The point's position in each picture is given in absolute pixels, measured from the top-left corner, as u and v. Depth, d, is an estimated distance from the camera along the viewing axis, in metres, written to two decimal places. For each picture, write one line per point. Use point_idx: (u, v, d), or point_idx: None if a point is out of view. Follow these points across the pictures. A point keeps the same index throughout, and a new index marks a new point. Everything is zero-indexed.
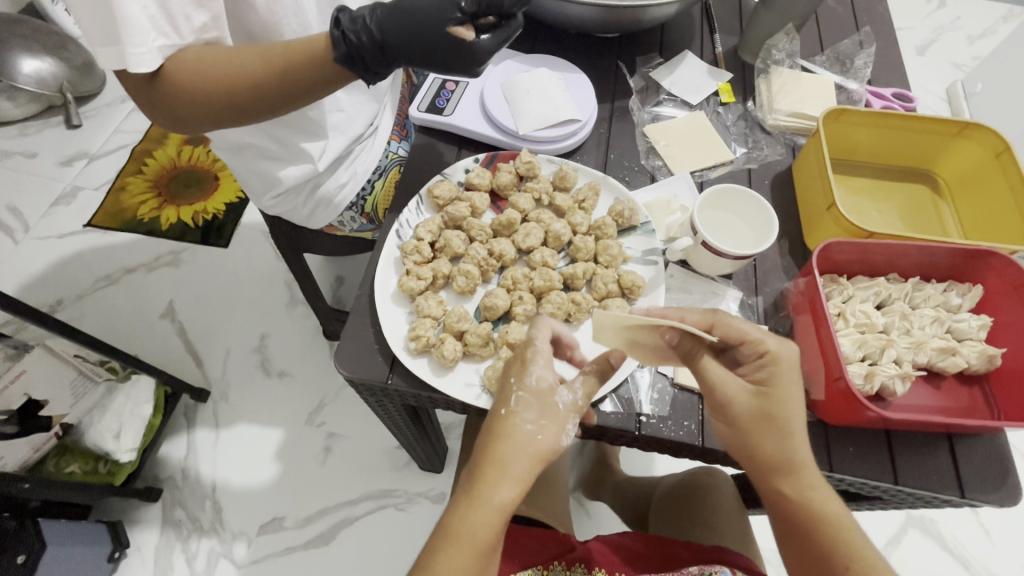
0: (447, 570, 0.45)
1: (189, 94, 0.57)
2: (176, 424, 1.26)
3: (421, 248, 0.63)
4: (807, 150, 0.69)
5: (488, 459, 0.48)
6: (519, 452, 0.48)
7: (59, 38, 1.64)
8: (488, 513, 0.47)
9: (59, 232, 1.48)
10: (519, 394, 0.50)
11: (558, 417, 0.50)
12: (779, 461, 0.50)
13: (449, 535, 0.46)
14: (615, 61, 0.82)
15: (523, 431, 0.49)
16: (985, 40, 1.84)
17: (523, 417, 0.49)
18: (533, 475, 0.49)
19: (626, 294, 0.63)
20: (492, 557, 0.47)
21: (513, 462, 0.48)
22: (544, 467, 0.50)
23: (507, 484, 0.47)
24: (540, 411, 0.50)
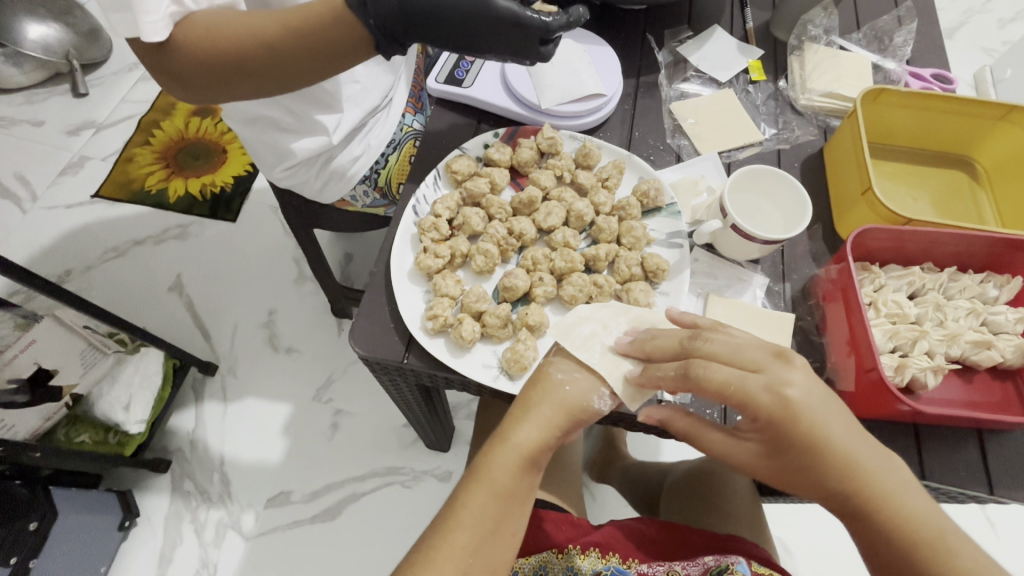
0: (468, 508, 0.47)
1: (205, 63, 0.54)
2: (184, 397, 1.26)
3: (439, 225, 0.61)
4: (843, 131, 0.66)
5: (519, 403, 0.50)
6: (550, 401, 0.50)
7: (65, 3, 1.61)
8: (507, 454, 0.48)
9: (66, 202, 1.47)
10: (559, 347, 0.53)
11: (592, 374, 0.51)
12: (842, 500, 0.44)
13: (472, 475, 0.49)
14: (641, 34, 0.79)
15: (555, 379, 0.51)
16: (1016, 23, 1.77)
17: (556, 365, 0.51)
18: (557, 423, 0.49)
19: (650, 278, 0.61)
20: (512, 505, 0.49)
21: (537, 406, 0.49)
22: (570, 419, 0.50)
23: (528, 426, 0.49)
24: (575, 364, 0.51)
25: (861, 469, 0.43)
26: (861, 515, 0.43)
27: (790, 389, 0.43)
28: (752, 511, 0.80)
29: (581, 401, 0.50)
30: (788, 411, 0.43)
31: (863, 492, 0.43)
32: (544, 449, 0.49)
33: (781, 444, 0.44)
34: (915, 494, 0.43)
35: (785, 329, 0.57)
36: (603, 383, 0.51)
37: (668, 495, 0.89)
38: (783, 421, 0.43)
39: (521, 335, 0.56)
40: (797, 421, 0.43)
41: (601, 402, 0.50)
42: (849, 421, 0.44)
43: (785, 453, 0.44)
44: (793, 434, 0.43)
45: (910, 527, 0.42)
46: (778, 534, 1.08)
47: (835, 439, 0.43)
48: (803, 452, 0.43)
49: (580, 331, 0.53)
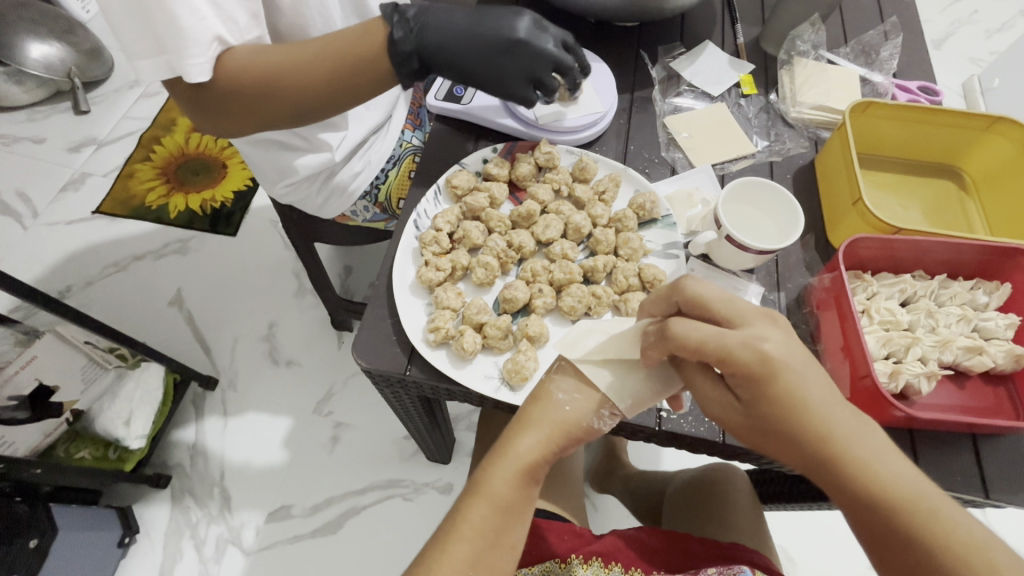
0: (467, 521, 0.48)
1: (245, 95, 0.57)
2: (185, 413, 1.26)
3: (440, 238, 0.63)
4: (833, 142, 0.68)
5: (517, 420, 0.51)
6: (545, 415, 0.51)
7: (67, 23, 1.64)
8: (508, 468, 0.49)
9: (67, 219, 1.48)
10: (563, 362, 0.53)
11: (593, 396, 0.51)
12: (819, 464, 0.43)
13: (473, 489, 0.49)
14: (635, 50, 0.81)
15: (555, 399, 0.51)
16: (1003, 34, 1.81)
17: (557, 384, 0.52)
18: (558, 441, 0.50)
19: (647, 288, 0.62)
20: (512, 518, 0.49)
21: (538, 423, 0.50)
22: (570, 437, 0.51)
23: (528, 442, 0.49)
24: (576, 384, 0.52)
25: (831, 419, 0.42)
26: (833, 480, 0.42)
27: (767, 341, 0.43)
28: (752, 517, 0.81)
29: (580, 420, 0.50)
30: (764, 368, 0.42)
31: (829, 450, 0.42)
32: (542, 462, 0.50)
33: (755, 400, 0.44)
34: (892, 459, 0.42)
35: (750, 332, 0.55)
36: (603, 405, 0.51)
37: (670, 504, 0.89)
38: (761, 378, 0.42)
39: (522, 345, 0.57)
40: (772, 382, 0.42)
41: (601, 421, 0.51)
42: (828, 388, 0.44)
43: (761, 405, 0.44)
44: (765, 393, 0.43)
45: (885, 486, 0.41)
46: (781, 543, 1.08)
47: (805, 401, 0.42)
48: (772, 409, 0.43)
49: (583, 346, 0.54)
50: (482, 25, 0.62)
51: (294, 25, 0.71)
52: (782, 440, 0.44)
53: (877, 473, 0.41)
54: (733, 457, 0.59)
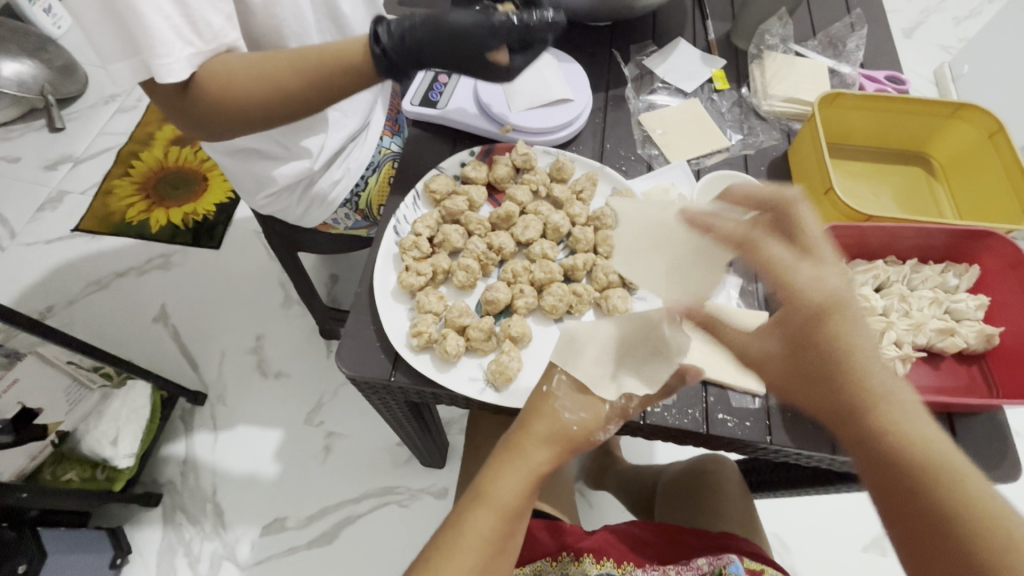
0: (472, 530, 0.47)
1: (228, 112, 0.59)
2: (174, 429, 1.25)
3: (420, 243, 0.63)
4: (803, 133, 0.69)
5: (522, 432, 0.50)
6: (551, 431, 0.50)
7: (38, 39, 1.62)
8: (519, 477, 0.49)
9: (45, 238, 1.46)
10: (563, 377, 0.52)
11: (598, 412, 0.51)
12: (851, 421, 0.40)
13: (478, 497, 0.48)
14: (608, 50, 0.81)
15: (562, 417, 0.51)
16: (971, 21, 1.85)
17: (562, 403, 0.51)
18: (564, 453, 0.51)
19: (626, 285, 0.63)
20: (516, 524, 0.49)
21: (546, 437, 0.50)
22: (572, 450, 0.51)
23: (537, 454, 0.50)
24: (582, 402, 0.51)
25: (871, 365, 0.40)
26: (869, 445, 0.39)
27: (829, 281, 0.41)
28: (743, 505, 0.82)
29: (586, 437, 0.51)
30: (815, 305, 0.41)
31: (855, 400, 0.39)
32: (550, 475, 0.50)
33: (797, 339, 0.42)
34: (926, 422, 0.38)
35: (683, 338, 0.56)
36: (608, 420, 0.52)
37: (662, 497, 0.90)
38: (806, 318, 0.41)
39: (505, 346, 0.58)
40: (820, 325, 0.41)
41: (603, 433, 0.52)
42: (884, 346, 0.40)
43: (800, 345, 0.42)
44: (814, 336, 0.41)
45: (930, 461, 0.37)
46: (775, 531, 1.10)
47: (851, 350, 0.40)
48: (817, 351, 0.41)
49: (580, 349, 0.53)
50: (465, 36, 0.60)
51: (267, 28, 0.71)
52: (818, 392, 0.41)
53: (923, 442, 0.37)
54: (719, 448, 0.60)
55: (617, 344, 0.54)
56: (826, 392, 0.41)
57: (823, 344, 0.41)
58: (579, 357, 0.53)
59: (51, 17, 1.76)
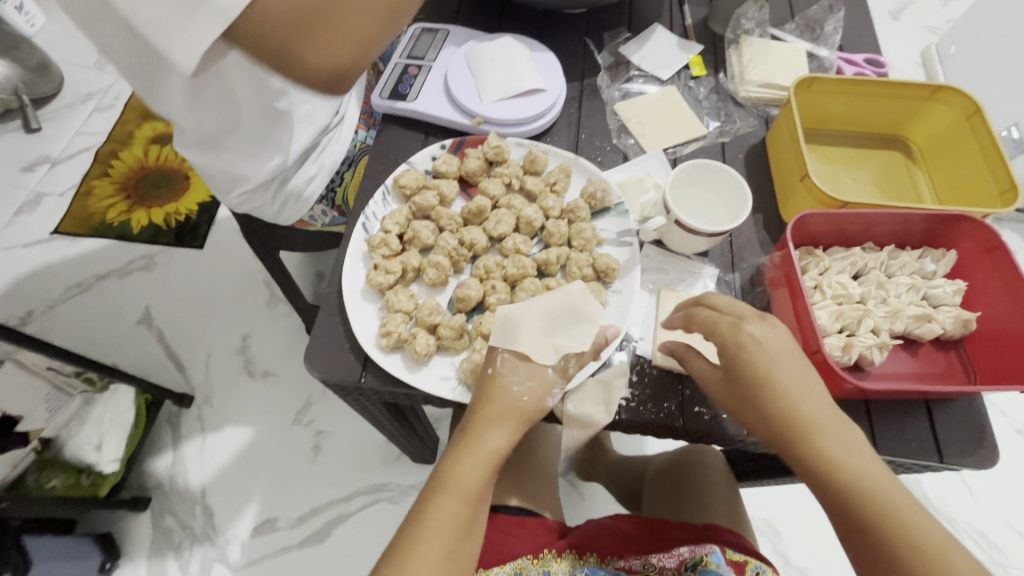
0: (435, 519, 0.48)
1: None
2: (161, 432, 1.23)
3: (389, 240, 0.61)
4: (780, 120, 0.68)
5: (475, 415, 0.52)
6: (502, 411, 0.52)
7: (10, 38, 1.58)
8: (476, 462, 0.50)
9: (24, 242, 1.43)
10: (506, 355, 0.54)
11: (544, 379, 0.54)
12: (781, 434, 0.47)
13: (439, 486, 0.50)
14: (582, 38, 0.80)
15: (510, 392, 0.53)
16: (957, 1, 1.84)
17: (508, 379, 0.53)
18: (520, 428, 0.53)
19: (602, 278, 0.62)
20: (479, 508, 0.51)
21: (501, 416, 0.52)
22: (528, 424, 0.53)
23: (497, 435, 0.51)
24: (527, 372, 0.53)
25: (799, 401, 0.47)
26: (801, 450, 0.46)
27: (751, 326, 0.49)
28: (728, 498, 0.81)
29: (536, 406, 0.53)
30: (739, 345, 0.49)
31: (797, 432, 0.46)
32: (507, 454, 0.52)
33: (738, 380, 0.49)
34: (859, 454, 0.45)
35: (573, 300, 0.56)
36: (553, 384, 0.54)
37: (654, 485, 0.90)
38: (732, 353, 0.49)
39: (477, 344, 0.57)
40: (747, 358, 0.49)
41: (552, 400, 0.54)
42: (799, 368, 0.48)
43: (740, 387, 0.49)
44: (748, 369, 0.48)
45: (840, 454, 0.45)
46: (765, 517, 1.10)
47: (781, 386, 0.47)
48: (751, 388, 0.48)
49: (518, 326, 0.54)
50: None
51: None
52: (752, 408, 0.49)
53: (832, 448, 0.45)
54: (696, 441, 0.59)
55: (548, 316, 0.55)
56: (769, 419, 0.47)
57: (760, 379, 0.48)
58: (517, 334, 0.54)
59: (24, 15, 1.72)
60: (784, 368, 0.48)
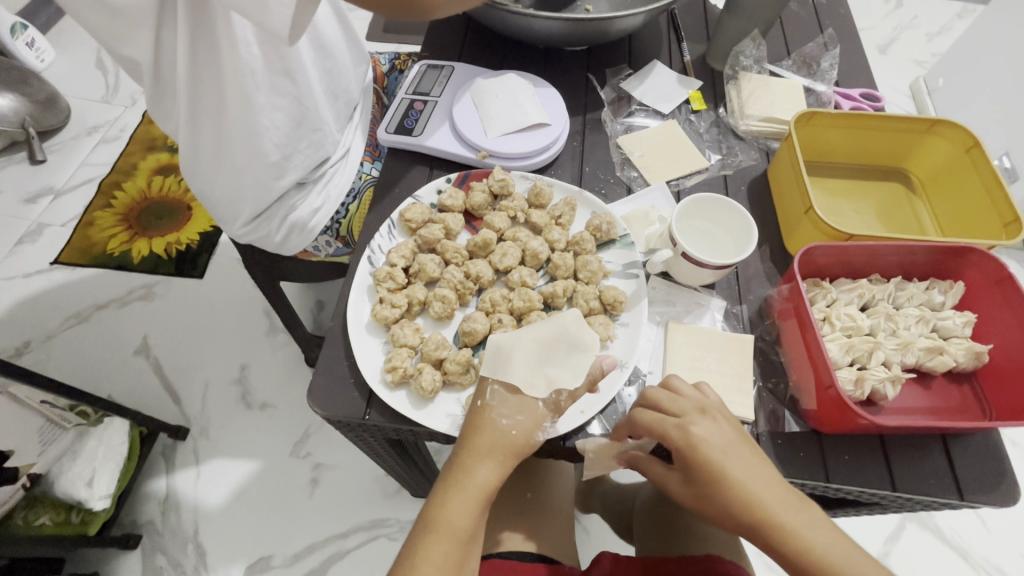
0: (429, 560, 0.47)
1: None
2: (155, 466, 1.20)
3: (395, 274, 0.61)
4: (781, 152, 0.69)
5: (463, 450, 0.51)
6: (492, 443, 0.51)
7: (20, 73, 1.61)
8: (466, 497, 0.49)
9: (24, 272, 1.43)
10: (495, 387, 0.53)
11: (534, 414, 0.52)
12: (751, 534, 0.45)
13: (429, 525, 0.48)
14: (584, 74, 0.81)
15: (499, 425, 0.51)
16: (942, 37, 1.91)
17: (497, 411, 0.52)
18: (511, 463, 0.51)
19: (608, 310, 0.61)
20: (471, 545, 0.49)
21: (487, 451, 0.50)
22: (518, 459, 0.52)
23: (484, 468, 0.50)
24: (516, 405, 0.52)
25: (753, 495, 0.45)
26: (769, 547, 0.45)
27: (692, 428, 0.47)
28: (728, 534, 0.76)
29: (523, 441, 0.51)
30: (689, 446, 0.47)
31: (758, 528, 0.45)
32: (498, 487, 0.51)
33: (693, 479, 0.47)
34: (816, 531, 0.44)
35: (564, 331, 0.54)
36: (545, 417, 0.52)
37: (645, 521, 0.83)
38: (686, 456, 0.47)
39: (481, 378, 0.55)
40: (700, 460, 0.46)
41: (544, 434, 0.52)
42: (750, 460, 0.47)
43: (698, 487, 0.47)
44: (703, 472, 0.46)
45: (806, 546, 0.44)
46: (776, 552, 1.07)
47: (732, 483, 0.46)
48: (708, 491, 0.46)
49: (508, 355, 0.54)
50: None
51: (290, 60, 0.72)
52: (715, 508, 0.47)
53: (802, 538, 0.44)
54: None
55: (539, 346, 0.54)
56: (730, 518, 0.46)
57: (712, 481, 0.46)
58: (508, 364, 0.53)
59: (34, 50, 1.76)
60: (729, 464, 0.46)
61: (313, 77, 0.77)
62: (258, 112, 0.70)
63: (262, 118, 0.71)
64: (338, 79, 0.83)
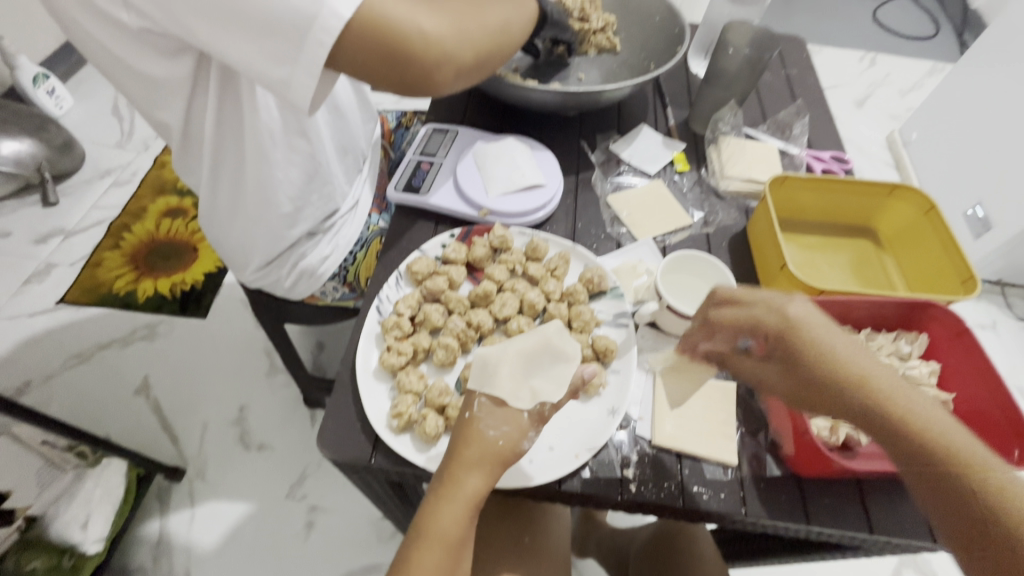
0: (421, 569, 0.49)
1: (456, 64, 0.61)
2: (149, 507, 1.20)
3: (401, 323, 0.65)
4: (758, 212, 0.75)
5: (453, 462, 0.53)
6: (480, 454, 0.53)
7: (40, 120, 1.69)
8: (458, 505, 0.51)
9: (29, 311, 1.46)
10: (483, 399, 0.56)
11: (519, 424, 0.55)
12: (857, 415, 0.47)
13: (422, 534, 0.51)
14: (577, 141, 0.88)
15: (487, 436, 0.54)
16: (914, 93, 2.04)
17: (485, 423, 0.55)
18: (496, 471, 0.54)
19: (601, 358, 0.66)
20: (461, 553, 0.52)
21: (476, 461, 0.53)
22: (505, 467, 0.54)
23: (474, 474, 0.53)
24: (502, 417, 0.55)
25: (851, 371, 0.48)
26: (877, 426, 0.46)
27: (788, 309, 0.53)
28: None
29: (509, 449, 0.54)
30: (784, 325, 0.52)
31: (859, 405, 0.47)
32: (487, 496, 0.53)
33: (791, 362, 0.51)
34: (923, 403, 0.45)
35: (548, 344, 0.58)
36: (529, 428, 0.55)
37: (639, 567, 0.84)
38: (782, 334, 0.52)
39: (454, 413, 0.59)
40: (792, 336, 0.51)
41: (527, 443, 0.55)
42: (845, 341, 0.51)
43: (797, 370, 0.51)
44: (795, 350, 0.51)
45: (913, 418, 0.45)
46: None
47: (826, 362, 0.49)
48: (809, 371, 0.50)
49: (495, 369, 0.57)
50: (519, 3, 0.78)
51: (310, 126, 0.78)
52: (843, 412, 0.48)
53: (907, 410, 0.45)
54: (696, 521, 0.60)
55: (524, 358, 0.58)
56: (833, 400, 0.49)
57: (808, 360, 0.50)
58: (495, 378, 0.56)
59: (54, 98, 1.85)
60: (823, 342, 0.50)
61: (327, 138, 0.84)
62: (274, 168, 0.76)
63: (278, 174, 0.77)
64: (349, 138, 0.89)
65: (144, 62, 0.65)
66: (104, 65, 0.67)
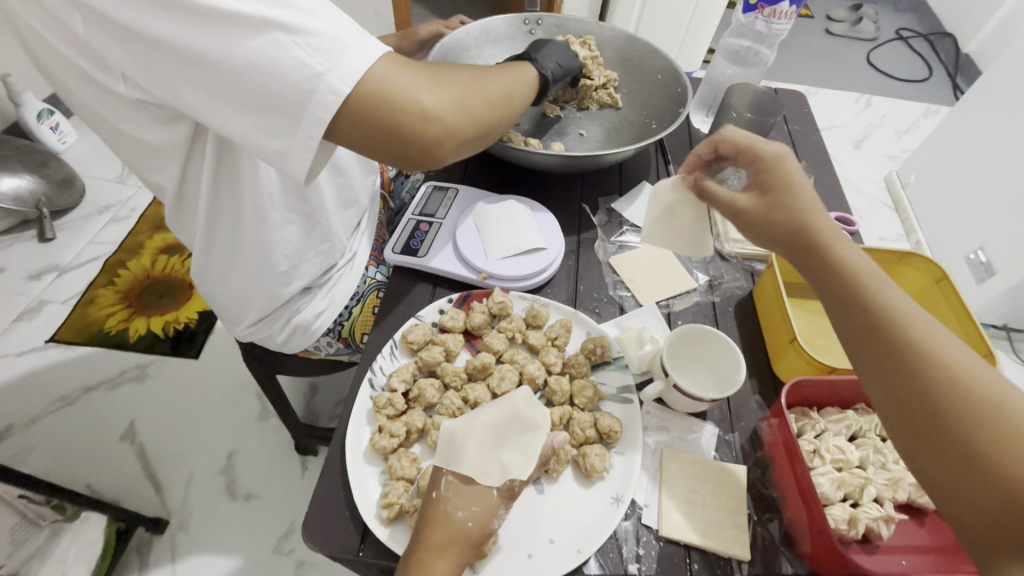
0: None
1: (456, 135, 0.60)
2: (127, 563, 1.14)
3: (394, 400, 0.62)
4: (765, 278, 0.74)
5: (421, 548, 0.49)
6: (449, 538, 0.50)
7: (42, 156, 1.69)
8: None
9: (17, 350, 1.43)
10: (450, 478, 0.53)
11: (489, 503, 0.52)
12: (797, 237, 0.51)
13: None
14: (579, 202, 0.87)
15: (455, 517, 0.51)
16: (911, 133, 2.06)
17: (454, 503, 0.52)
18: (465, 558, 0.50)
19: (604, 439, 0.62)
20: None
21: (446, 546, 0.49)
22: (474, 553, 0.51)
23: (442, 559, 0.48)
24: (471, 496, 0.52)
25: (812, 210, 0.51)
26: (814, 255, 0.50)
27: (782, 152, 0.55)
28: None
29: (479, 531, 0.51)
30: (777, 160, 0.54)
31: (807, 233, 0.50)
32: None
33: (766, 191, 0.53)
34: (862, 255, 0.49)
35: (515, 416, 0.58)
36: (499, 506, 0.53)
37: None
38: (771, 166, 0.54)
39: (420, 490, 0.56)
40: (778, 171, 0.54)
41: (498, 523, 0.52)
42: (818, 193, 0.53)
43: (769, 199, 0.53)
44: (775, 183, 0.53)
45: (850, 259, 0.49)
46: None
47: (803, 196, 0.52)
48: (780, 202, 0.52)
49: (462, 445, 0.55)
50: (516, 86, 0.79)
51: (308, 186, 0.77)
52: (850, 328, 0.47)
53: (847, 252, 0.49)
54: None
55: (492, 430, 0.56)
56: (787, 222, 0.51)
57: (784, 195, 0.52)
58: (461, 454, 0.55)
59: (58, 133, 1.86)
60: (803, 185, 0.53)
61: (328, 196, 0.82)
62: (270, 228, 0.74)
63: (274, 233, 0.75)
64: (348, 192, 0.87)
65: (140, 125, 0.64)
66: (98, 127, 0.66)
